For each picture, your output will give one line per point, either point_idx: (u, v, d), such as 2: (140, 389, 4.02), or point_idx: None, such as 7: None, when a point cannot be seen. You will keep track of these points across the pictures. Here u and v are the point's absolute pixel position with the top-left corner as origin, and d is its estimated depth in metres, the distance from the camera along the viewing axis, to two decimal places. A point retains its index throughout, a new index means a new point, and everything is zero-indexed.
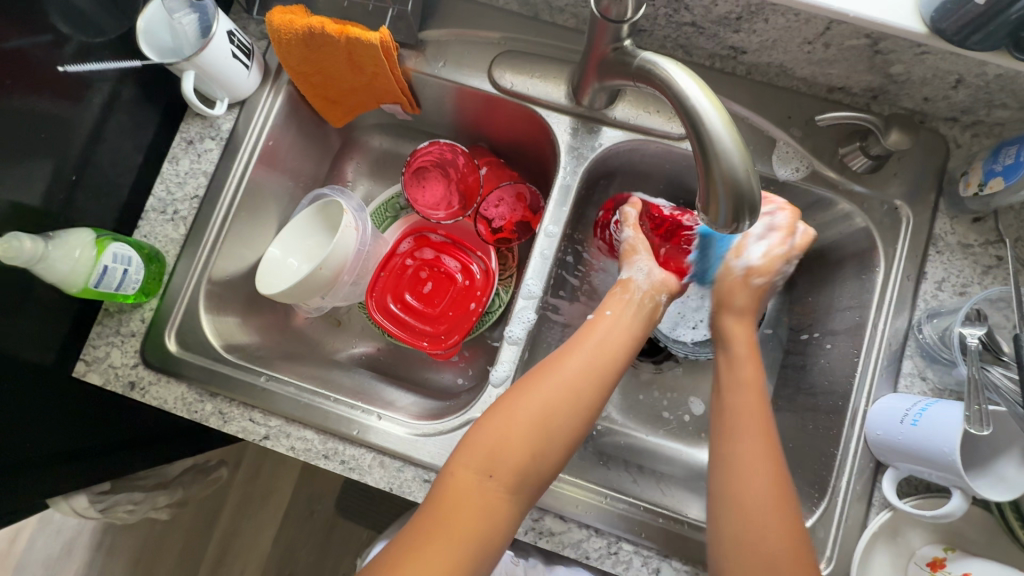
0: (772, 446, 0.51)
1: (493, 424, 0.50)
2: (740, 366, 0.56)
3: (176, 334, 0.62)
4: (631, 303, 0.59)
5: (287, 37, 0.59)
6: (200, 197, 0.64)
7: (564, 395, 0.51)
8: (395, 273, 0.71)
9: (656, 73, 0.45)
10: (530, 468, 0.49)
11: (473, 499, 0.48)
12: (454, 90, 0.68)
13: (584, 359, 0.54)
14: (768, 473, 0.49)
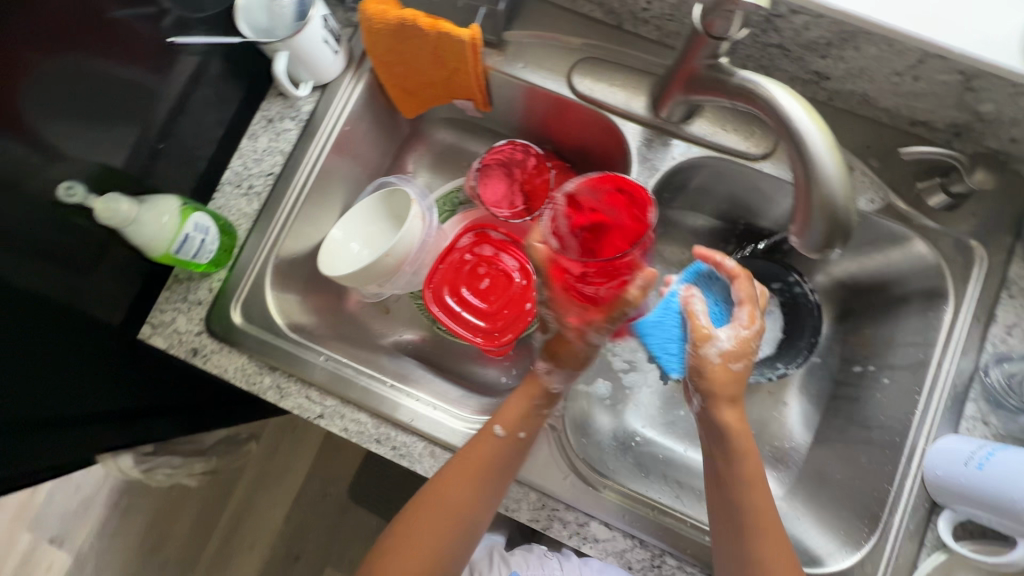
0: (776, 535, 0.53)
1: (424, 528, 0.56)
2: (737, 458, 0.55)
3: (241, 306, 0.64)
4: (516, 406, 0.59)
5: (379, 25, 0.60)
6: (275, 175, 0.66)
7: (467, 501, 0.55)
8: (454, 267, 0.71)
9: (759, 94, 0.45)
10: (467, 519, 0.56)
11: (431, 530, 0.56)
12: (525, 89, 0.68)
13: (472, 468, 0.55)
14: (781, 564, 0.52)
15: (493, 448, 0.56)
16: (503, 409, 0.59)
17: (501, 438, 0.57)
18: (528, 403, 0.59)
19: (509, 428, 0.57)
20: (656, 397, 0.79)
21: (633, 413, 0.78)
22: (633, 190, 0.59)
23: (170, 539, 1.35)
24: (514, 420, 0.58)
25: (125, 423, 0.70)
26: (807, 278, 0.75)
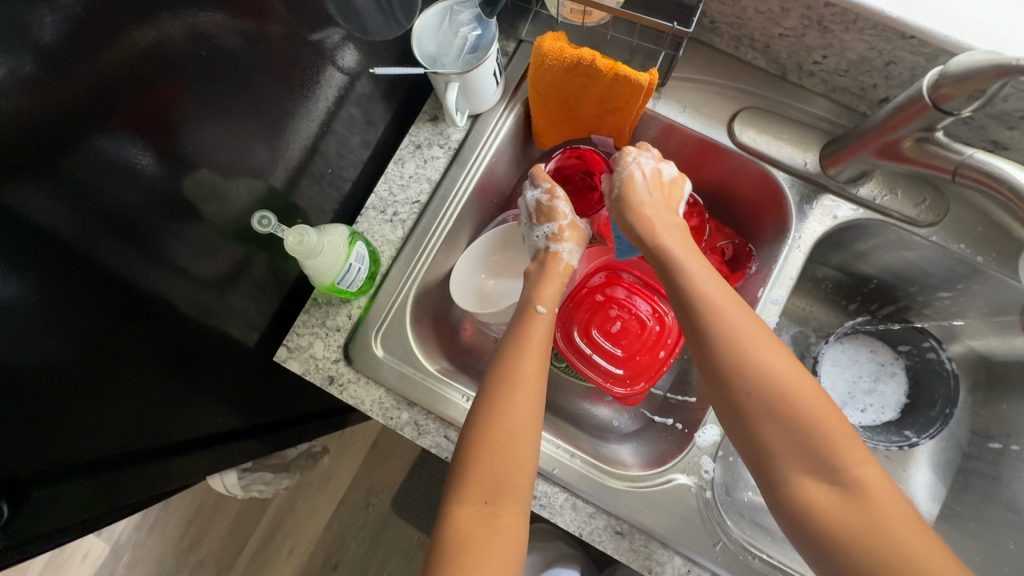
0: (818, 394, 0.45)
1: (498, 416, 0.49)
2: (761, 340, 0.47)
3: (380, 338, 0.62)
4: (553, 289, 0.60)
5: (552, 62, 0.58)
6: (421, 203, 0.64)
7: (534, 379, 0.52)
8: (584, 306, 0.70)
9: (1004, 182, 0.46)
10: (528, 387, 0.51)
11: (516, 426, 0.49)
12: (665, 125, 0.67)
13: (536, 345, 0.54)
14: (834, 427, 0.44)
15: (543, 322, 0.57)
16: (547, 287, 0.60)
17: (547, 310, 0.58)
18: (557, 284, 0.61)
19: (548, 304, 0.58)
20: None
21: None
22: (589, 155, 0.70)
23: (206, 539, 1.30)
24: (550, 297, 0.59)
25: (228, 444, 0.70)
26: (941, 344, 0.73)
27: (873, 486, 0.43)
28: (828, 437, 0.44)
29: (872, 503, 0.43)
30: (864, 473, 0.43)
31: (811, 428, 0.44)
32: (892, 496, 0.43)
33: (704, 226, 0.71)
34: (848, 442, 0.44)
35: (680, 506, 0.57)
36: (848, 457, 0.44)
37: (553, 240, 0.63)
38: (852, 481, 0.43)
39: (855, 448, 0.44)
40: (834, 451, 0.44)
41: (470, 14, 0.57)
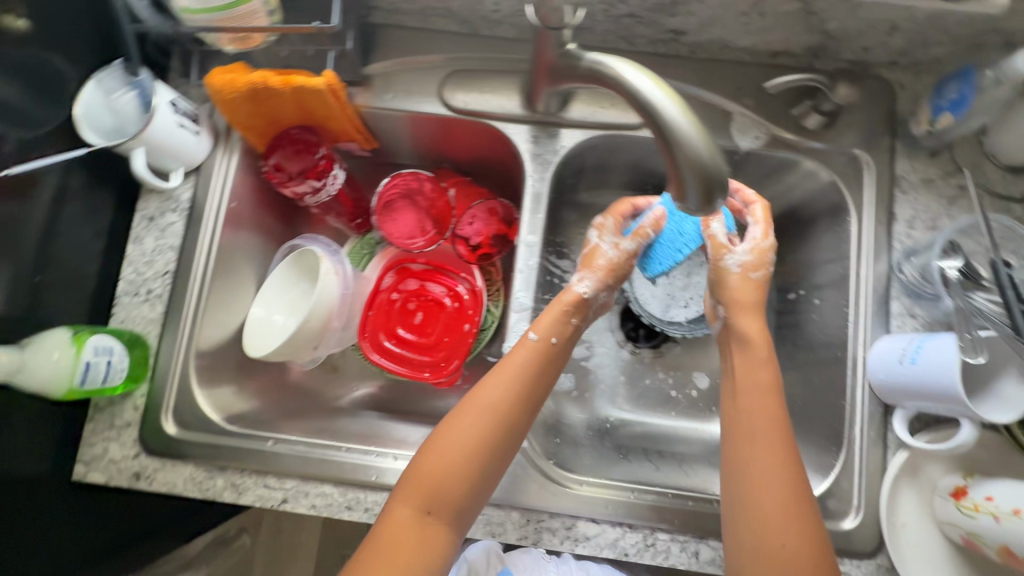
0: (775, 437, 0.51)
1: (456, 421, 0.54)
2: (756, 367, 0.55)
3: (172, 416, 0.61)
4: (555, 315, 0.61)
5: (231, 95, 0.58)
6: (171, 272, 0.63)
7: (506, 398, 0.55)
8: (384, 309, 0.70)
9: (606, 73, 0.46)
10: (484, 408, 0.54)
11: (455, 435, 0.53)
12: (407, 118, 0.68)
13: (531, 352, 0.58)
14: (764, 482, 0.49)
15: (536, 351, 0.58)
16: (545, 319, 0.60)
17: (553, 335, 0.59)
18: (558, 308, 0.61)
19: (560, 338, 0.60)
20: (619, 374, 0.79)
21: (603, 396, 0.78)
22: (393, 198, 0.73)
23: None
24: (547, 327, 0.60)
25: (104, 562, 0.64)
26: None
27: (779, 515, 0.48)
28: (756, 478, 0.49)
29: (773, 523, 0.47)
30: (767, 504, 0.48)
31: (748, 478, 0.50)
32: (785, 547, 0.47)
33: (468, 191, 0.75)
34: (770, 472, 0.49)
35: None
36: (761, 499, 0.48)
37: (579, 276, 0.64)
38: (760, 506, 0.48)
39: (775, 489, 0.48)
40: (758, 480, 0.49)
41: (121, 80, 0.57)
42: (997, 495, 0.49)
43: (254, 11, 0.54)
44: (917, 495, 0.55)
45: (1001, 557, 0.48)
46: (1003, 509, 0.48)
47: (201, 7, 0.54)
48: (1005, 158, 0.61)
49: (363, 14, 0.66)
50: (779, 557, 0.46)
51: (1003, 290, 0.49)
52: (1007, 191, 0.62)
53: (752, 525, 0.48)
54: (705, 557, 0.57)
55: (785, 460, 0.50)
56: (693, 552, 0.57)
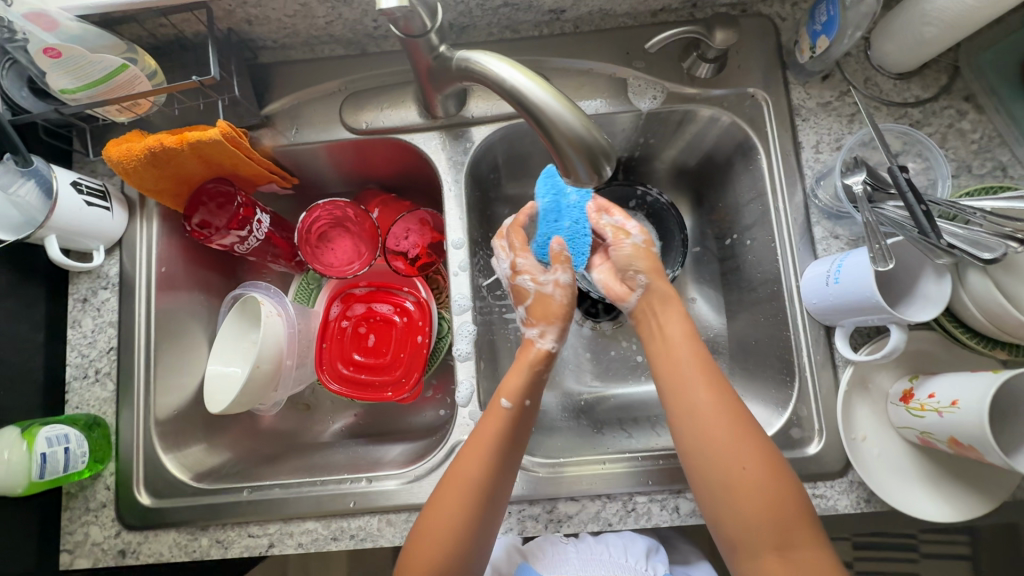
0: (709, 387, 0.53)
1: (439, 500, 0.53)
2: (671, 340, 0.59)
3: (145, 486, 0.61)
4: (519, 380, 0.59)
5: (131, 164, 0.58)
6: (116, 348, 0.64)
7: (489, 472, 0.53)
8: (337, 339, 0.71)
9: (474, 68, 0.48)
10: (471, 473, 0.53)
11: (445, 502, 0.52)
12: (325, 148, 0.68)
13: (501, 420, 0.56)
14: (708, 426, 0.51)
15: (508, 420, 0.56)
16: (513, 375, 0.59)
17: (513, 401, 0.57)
18: (524, 376, 0.59)
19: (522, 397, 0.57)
20: (584, 352, 0.80)
21: (573, 376, 0.79)
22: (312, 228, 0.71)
23: None
24: (516, 389, 0.58)
25: None
26: (650, 186, 0.78)
27: (744, 460, 0.49)
28: (704, 433, 0.51)
29: (728, 465, 0.49)
30: (724, 452, 0.50)
31: (703, 438, 0.51)
32: (746, 470, 0.49)
33: (395, 207, 0.76)
34: (718, 424, 0.51)
35: None
36: (718, 451, 0.50)
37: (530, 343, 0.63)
38: (717, 461, 0.50)
39: (730, 443, 0.50)
40: (710, 435, 0.51)
41: (13, 172, 0.56)
42: (938, 391, 0.49)
43: (134, 77, 0.55)
44: (871, 407, 0.57)
45: (954, 448, 0.49)
46: (944, 403, 0.48)
47: (80, 84, 0.54)
48: (891, 66, 0.63)
49: (252, 57, 0.67)
50: (750, 495, 0.48)
51: (904, 195, 0.50)
52: (900, 98, 0.63)
53: (722, 505, 0.49)
54: (686, 510, 0.58)
55: (728, 409, 0.52)
56: (674, 507, 0.58)
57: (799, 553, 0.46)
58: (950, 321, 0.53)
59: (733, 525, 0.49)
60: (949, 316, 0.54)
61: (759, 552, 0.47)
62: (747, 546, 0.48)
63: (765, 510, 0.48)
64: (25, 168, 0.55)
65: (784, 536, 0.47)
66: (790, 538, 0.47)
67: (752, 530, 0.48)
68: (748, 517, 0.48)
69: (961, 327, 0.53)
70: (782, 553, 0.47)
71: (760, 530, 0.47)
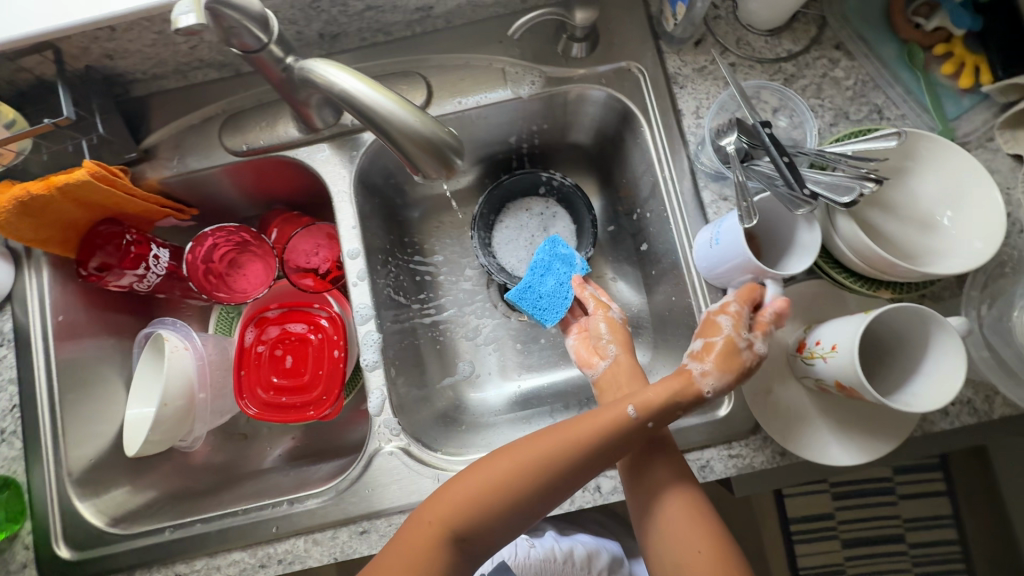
0: (670, 470, 0.53)
1: (463, 490, 0.49)
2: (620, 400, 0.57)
3: (64, 540, 0.60)
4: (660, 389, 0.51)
5: (1, 216, 0.57)
6: (19, 404, 0.62)
7: (522, 486, 0.48)
8: (254, 364, 0.70)
9: (314, 77, 0.47)
10: (520, 478, 0.48)
11: (461, 499, 0.48)
12: (223, 172, 0.67)
13: (573, 441, 0.49)
14: (670, 518, 0.51)
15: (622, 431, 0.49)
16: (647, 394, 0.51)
17: (633, 426, 0.50)
18: (673, 393, 0.51)
19: (643, 411, 0.50)
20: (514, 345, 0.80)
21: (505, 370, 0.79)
22: (212, 255, 0.71)
23: None
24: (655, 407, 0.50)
25: None
26: (555, 171, 0.78)
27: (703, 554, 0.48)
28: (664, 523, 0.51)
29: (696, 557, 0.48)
30: (681, 543, 0.49)
31: (664, 530, 0.51)
32: (701, 553, 0.48)
33: (301, 222, 0.75)
34: (680, 516, 0.50)
35: (390, 472, 0.59)
36: (676, 535, 0.50)
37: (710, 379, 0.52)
38: (678, 551, 0.49)
39: (685, 521, 0.50)
40: (672, 530, 0.50)
41: None
42: (823, 337, 0.50)
43: None
44: (773, 362, 0.57)
45: (843, 392, 0.49)
46: (827, 348, 0.49)
47: None
48: (760, 23, 0.63)
49: (122, 91, 0.66)
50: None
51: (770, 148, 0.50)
52: (774, 54, 0.64)
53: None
54: (608, 488, 0.58)
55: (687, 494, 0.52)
56: (596, 487, 0.58)
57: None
58: (837, 270, 0.54)
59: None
60: (833, 263, 0.55)
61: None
62: None
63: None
64: None
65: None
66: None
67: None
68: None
69: (846, 274, 0.54)
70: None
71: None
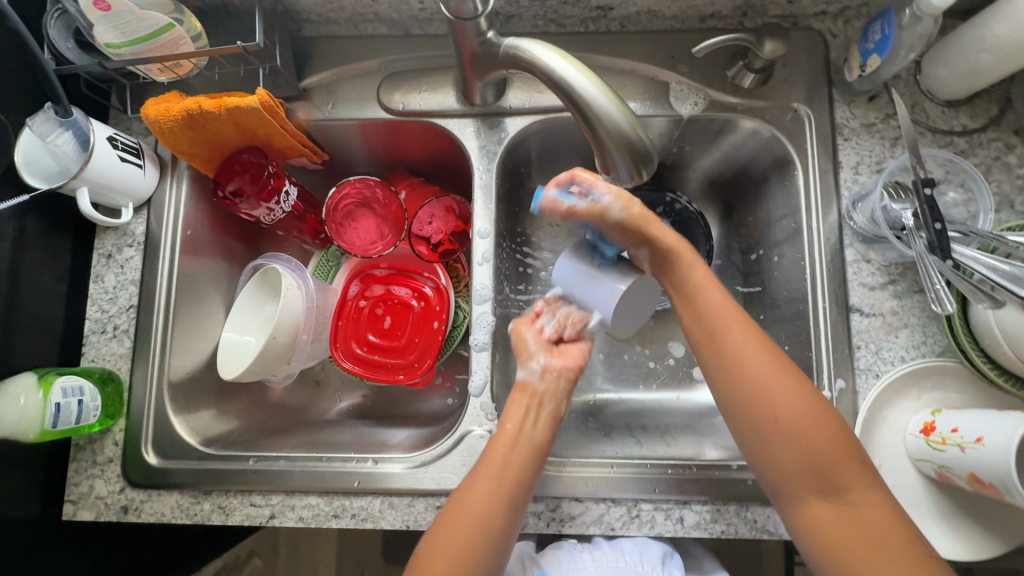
0: (749, 335, 0.51)
1: (447, 532, 0.50)
2: (688, 271, 0.56)
3: (153, 446, 0.62)
4: (518, 408, 0.56)
5: (168, 124, 0.58)
6: (135, 306, 0.64)
7: (493, 503, 0.50)
8: (353, 317, 0.71)
9: (522, 56, 0.46)
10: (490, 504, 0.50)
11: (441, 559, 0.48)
12: (356, 126, 0.68)
13: (496, 473, 0.52)
14: (787, 423, 0.47)
15: (512, 444, 0.54)
16: (508, 413, 0.56)
17: (518, 429, 0.55)
18: (524, 407, 0.56)
19: (517, 424, 0.55)
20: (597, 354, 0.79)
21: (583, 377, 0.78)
22: (338, 204, 0.70)
23: None
24: (512, 415, 0.56)
25: None
26: (679, 193, 0.76)
27: (790, 402, 0.47)
28: (750, 386, 0.49)
29: (795, 425, 0.47)
30: (801, 440, 0.47)
31: (747, 387, 0.49)
32: (825, 453, 0.46)
33: (423, 190, 0.75)
34: (760, 366, 0.49)
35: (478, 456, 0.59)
36: (756, 384, 0.49)
37: (554, 356, 0.59)
38: (763, 405, 0.48)
39: (805, 429, 0.47)
40: (753, 383, 0.49)
41: (51, 121, 0.55)
42: (962, 426, 0.49)
43: (179, 36, 0.55)
44: (892, 436, 0.56)
45: (971, 485, 0.48)
46: (968, 438, 0.48)
47: (125, 39, 0.54)
48: (942, 93, 0.61)
49: (295, 29, 0.67)
50: (797, 441, 0.47)
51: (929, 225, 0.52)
52: (948, 126, 0.62)
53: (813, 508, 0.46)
54: (690, 522, 0.58)
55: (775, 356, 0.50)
56: (678, 518, 0.58)
57: (850, 493, 0.45)
58: (984, 361, 0.51)
59: (785, 468, 0.47)
60: (980, 353, 0.52)
61: (805, 499, 0.47)
62: (832, 545, 0.45)
63: (812, 442, 0.46)
64: (64, 118, 0.55)
65: (828, 476, 0.46)
66: (831, 465, 0.46)
67: (835, 523, 0.45)
68: (790, 458, 0.47)
69: (997, 370, 0.51)
70: (830, 492, 0.46)
71: (802, 468, 0.46)
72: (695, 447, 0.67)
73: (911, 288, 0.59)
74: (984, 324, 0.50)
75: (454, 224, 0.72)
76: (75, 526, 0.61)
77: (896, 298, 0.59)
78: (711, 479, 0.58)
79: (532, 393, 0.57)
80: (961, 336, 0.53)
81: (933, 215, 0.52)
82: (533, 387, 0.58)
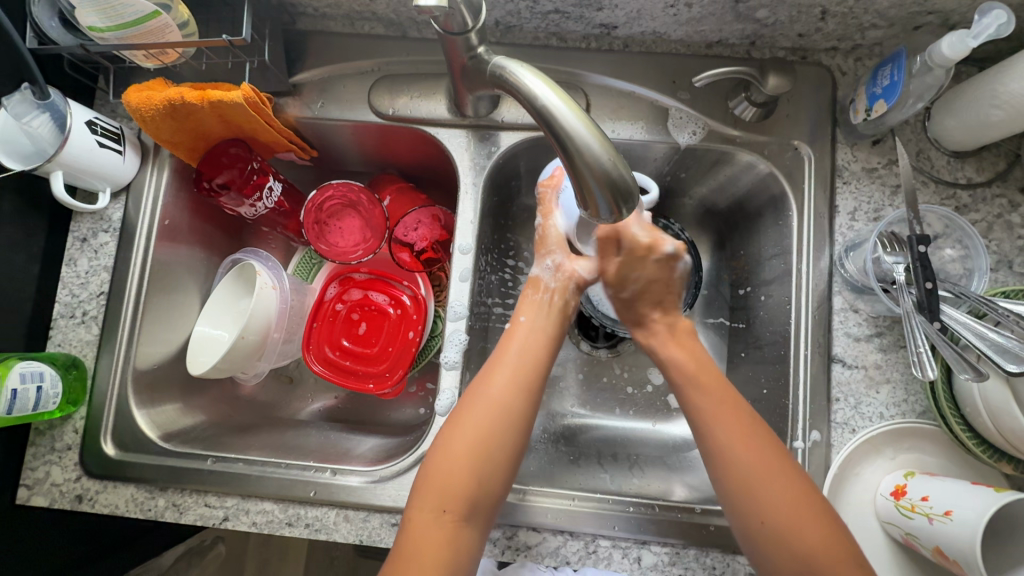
0: (751, 449, 0.49)
1: (463, 415, 0.52)
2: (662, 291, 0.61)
3: (113, 437, 0.61)
4: (533, 303, 0.60)
5: (149, 113, 0.57)
6: (106, 293, 0.63)
7: (510, 389, 0.53)
8: (328, 320, 0.70)
9: (507, 78, 0.44)
10: (509, 397, 0.52)
11: (458, 444, 0.50)
12: (349, 128, 0.67)
13: (514, 360, 0.55)
14: (744, 461, 0.48)
15: (527, 334, 0.57)
16: (523, 305, 0.61)
17: (532, 321, 0.59)
18: (546, 304, 0.60)
19: (532, 317, 0.59)
20: (576, 374, 0.78)
21: (558, 397, 0.76)
22: (324, 202, 0.69)
23: None
24: (529, 309, 0.60)
25: None
26: (672, 220, 0.73)
27: (791, 517, 0.46)
28: (743, 477, 0.48)
29: (798, 540, 0.45)
30: (766, 482, 0.47)
31: (748, 495, 0.48)
32: (778, 497, 0.47)
33: (412, 195, 0.73)
34: (761, 475, 0.48)
35: None
36: (760, 498, 0.47)
37: (571, 258, 0.62)
38: (760, 515, 0.47)
39: (764, 468, 0.48)
40: (751, 482, 0.48)
41: (29, 103, 0.54)
42: (932, 495, 0.47)
43: (165, 25, 0.53)
44: (861, 496, 0.54)
45: (936, 557, 0.47)
46: (937, 509, 0.46)
47: (109, 24, 0.52)
48: (949, 143, 0.59)
49: (289, 21, 0.65)
50: (793, 544, 0.45)
51: (920, 285, 0.49)
52: (952, 177, 0.59)
53: (785, 541, 0.46)
54: (648, 563, 0.56)
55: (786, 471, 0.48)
56: (636, 558, 0.57)
57: None
58: (962, 428, 0.50)
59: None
60: (959, 420, 0.50)
61: (766, 537, 0.47)
62: None
63: (815, 558, 0.45)
64: (41, 100, 0.54)
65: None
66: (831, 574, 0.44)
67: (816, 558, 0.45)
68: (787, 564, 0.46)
69: (975, 439, 0.50)
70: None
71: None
72: (663, 480, 0.65)
73: (897, 342, 0.57)
74: (968, 393, 0.49)
75: (439, 233, 0.71)
76: (27, 510, 0.60)
77: (881, 351, 0.57)
78: (673, 521, 0.57)
79: (545, 287, 0.61)
80: (943, 402, 0.51)
81: (924, 275, 0.50)
82: (544, 283, 0.61)
